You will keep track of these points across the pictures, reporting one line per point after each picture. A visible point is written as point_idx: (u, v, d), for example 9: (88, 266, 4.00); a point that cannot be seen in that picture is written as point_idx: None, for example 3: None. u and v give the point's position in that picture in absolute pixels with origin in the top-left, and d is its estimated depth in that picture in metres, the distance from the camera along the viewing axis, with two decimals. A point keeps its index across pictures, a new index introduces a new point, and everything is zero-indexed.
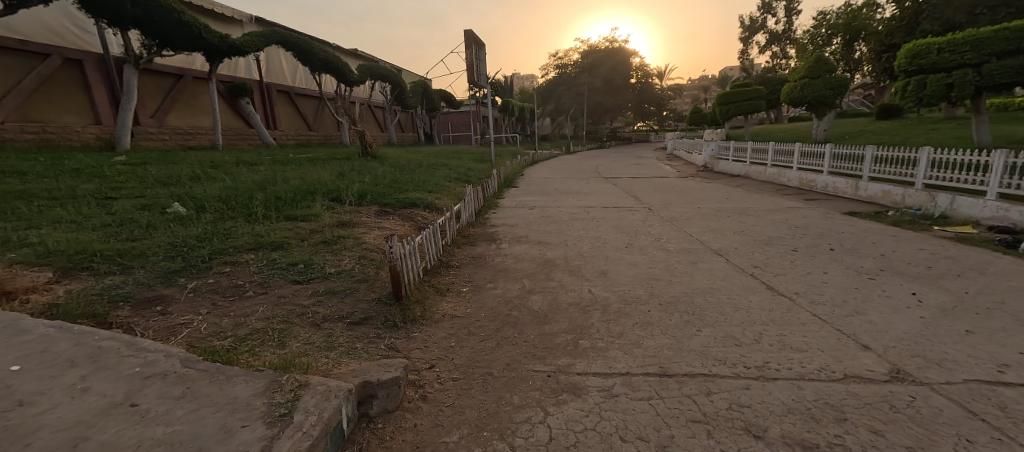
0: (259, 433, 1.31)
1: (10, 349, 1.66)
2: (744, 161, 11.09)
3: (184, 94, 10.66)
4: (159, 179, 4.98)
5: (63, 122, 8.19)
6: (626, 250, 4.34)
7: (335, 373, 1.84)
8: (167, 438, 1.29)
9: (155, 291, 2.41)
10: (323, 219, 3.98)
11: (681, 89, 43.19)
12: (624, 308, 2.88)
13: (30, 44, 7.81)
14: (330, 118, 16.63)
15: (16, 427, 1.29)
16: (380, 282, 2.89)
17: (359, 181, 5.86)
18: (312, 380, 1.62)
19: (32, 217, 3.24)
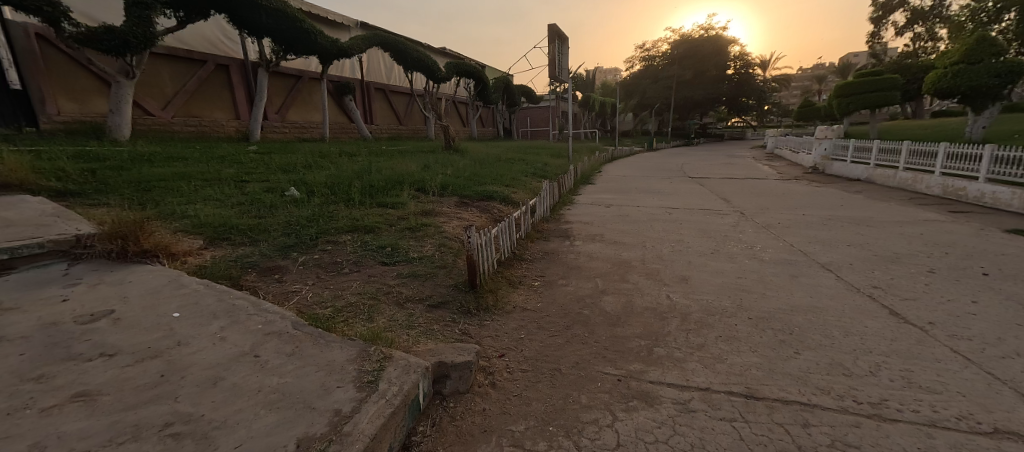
0: (350, 394, 1.49)
1: (170, 300, 2.04)
2: (867, 164, 9.74)
3: (302, 93, 11.99)
4: (280, 166, 5.72)
5: (214, 117, 9.70)
6: (711, 256, 4.09)
7: (413, 349, 2.02)
8: (279, 387, 1.50)
9: (274, 261, 2.79)
10: (408, 207, 4.29)
11: (788, 81, 38.89)
12: (706, 318, 2.74)
13: (194, 53, 9.26)
14: (419, 114, 17.65)
15: (175, 361, 1.60)
16: (456, 269, 3.06)
17: (442, 173, 6.18)
18: (394, 354, 1.79)
19: (189, 194, 3.92)
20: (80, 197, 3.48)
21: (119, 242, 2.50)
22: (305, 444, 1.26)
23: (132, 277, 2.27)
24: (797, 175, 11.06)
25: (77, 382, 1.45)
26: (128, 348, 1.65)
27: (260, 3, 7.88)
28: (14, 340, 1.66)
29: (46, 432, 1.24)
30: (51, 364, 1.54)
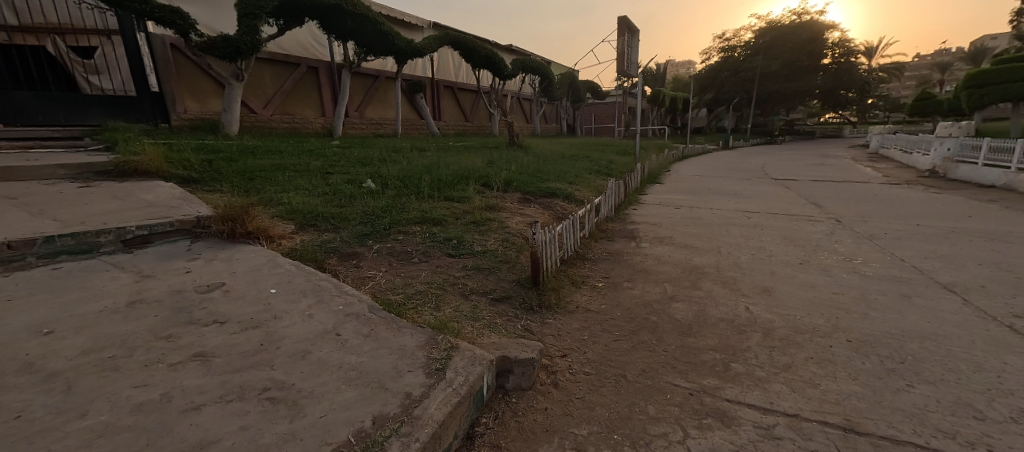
0: (420, 380, 1.54)
1: (267, 278, 2.27)
2: (1004, 167, 8.25)
3: (380, 92, 12.74)
4: (359, 159, 6.15)
5: (305, 115, 10.69)
6: (798, 267, 3.71)
7: (478, 341, 2.06)
8: (358, 366, 1.59)
9: (353, 248, 3.00)
10: (473, 201, 4.39)
11: (901, 69, 34.06)
12: (793, 336, 2.49)
13: (290, 57, 10.24)
14: (486, 110, 17.96)
15: (272, 332, 1.78)
16: (519, 265, 3.08)
17: (506, 169, 6.24)
18: (460, 345, 1.82)
19: (283, 183, 4.35)
20: (198, 184, 4.01)
21: (229, 224, 2.82)
22: (379, 422, 1.32)
23: (239, 255, 2.56)
24: (907, 179, 9.67)
25: (194, 344, 1.65)
26: (234, 318, 1.86)
27: (345, 9, 8.46)
28: (149, 303, 1.93)
29: (174, 384, 1.42)
30: (178, 327, 1.76)
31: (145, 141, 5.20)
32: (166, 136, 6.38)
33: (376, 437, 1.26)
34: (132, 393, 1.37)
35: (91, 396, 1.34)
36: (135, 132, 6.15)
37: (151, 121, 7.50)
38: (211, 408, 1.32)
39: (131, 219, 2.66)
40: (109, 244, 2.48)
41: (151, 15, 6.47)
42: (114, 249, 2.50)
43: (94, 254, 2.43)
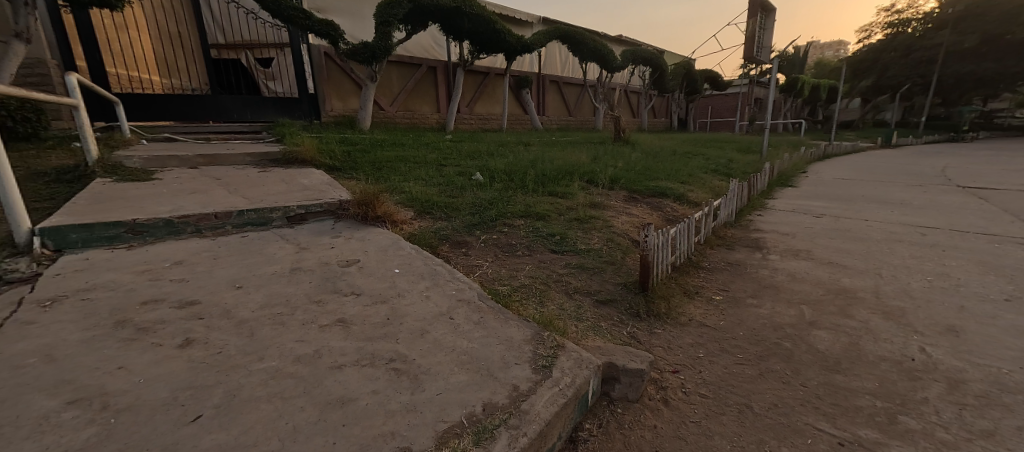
0: (526, 374, 1.52)
1: (394, 257, 2.36)
2: None
3: (488, 88, 13.22)
4: (470, 153, 6.44)
5: (423, 111, 11.65)
6: (1002, 304, 2.88)
7: (584, 342, 1.92)
8: (470, 352, 1.60)
9: (462, 236, 3.05)
10: (577, 198, 4.19)
11: None
12: (996, 395, 1.94)
13: (414, 59, 11.13)
14: (590, 104, 17.50)
15: (397, 308, 1.82)
16: (625, 268, 2.83)
17: (609, 165, 5.96)
18: (566, 344, 1.76)
19: (405, 173, 4.73)
20: (338, 172, 4.59)
21: (363, 208, 2.98)
22: (488, 409, 1.34)
23: (371, 235, 2.69)
24: None
25: (338, 310, 1.78)
26: (367, 290, 1.96)
27: (463, 11, 8.91)
28: (306, 270, 2.14)
29: (323, 345, 1.54)
30: (324, 293, 1.92)
31: (304, 135, 6.12)
32: (318, 131, 7.42)
33: (486, 424, 1.29)
34: (295, 347, 1.51)
35: (262, 346, 1.51)
36: (295, 127, 7.28)
37: (309, 119, 8.81)
38: (348, 370, 1.43)
39: (291, 199, 2.96)
40: (278, 220, 2.80)
41: (310, 28, 7.43)
42: (281, 224, 2.82)
43: (265, 227, 2.76)
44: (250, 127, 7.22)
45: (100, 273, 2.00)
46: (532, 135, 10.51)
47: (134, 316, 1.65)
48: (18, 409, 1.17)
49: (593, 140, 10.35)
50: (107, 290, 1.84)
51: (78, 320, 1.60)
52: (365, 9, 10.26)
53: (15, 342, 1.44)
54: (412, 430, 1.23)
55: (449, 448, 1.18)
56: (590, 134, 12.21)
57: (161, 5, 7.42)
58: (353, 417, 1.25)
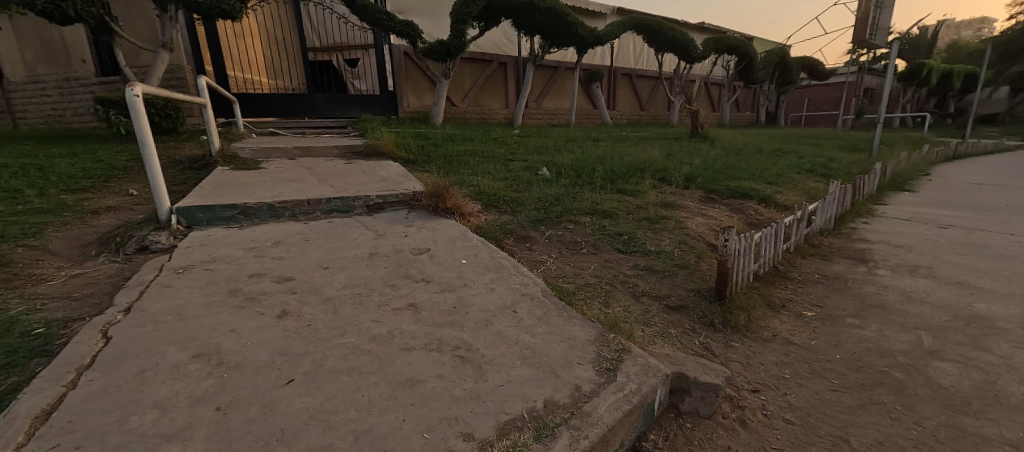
0: (590, 375, 1.48)
1: (462, 248, 2.42)
2: None
3: (558, 83, 13.02)
4: (537, 148, 6.37)
5: (492, 107, 11.78)
6: None
7: (651, 350, 1.78)
8: (532, 347, 1.59)
9: (527, 231, 2.93)
10: (647, 196, 3.90)
11: None
12: None
13: (485, 55, 11.28)
14: (664, 98, 16.55)
15: (464, 298, 1.87)
16: (700, 272, 2.45)
17: (683, 162, 5.54)
18: (634, 348, 1.69)
19: (474, 168, 4.80)
20: (414, 165, 4.80)
21: (434, 200, 3.07)
22: (550, 407, 1.32)
23: (441, 226, 2.79)
24: None
25: (409, 295, 1.87)
26: (436, 278, 2.04)
27: (536, 5, 8.86)
28: (382, 256, 2.28)
29: (396, 327, 1.62)
30: (397, 278, 2.03)
31: (384, 130, 6.50)
32: (398, 126, 7.83)
33: (547, 421, 1.26)
34: (371, 326, 1.62)
35: (343, 322, 1.63)
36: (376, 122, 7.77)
37: (389, 114, 9.17)
38: (416, 353, 1.50)
39: (372, 190, 3.17)
40: (359, 208, 3.01)
41: (392, 29, 7.82)
42: (362, 212, 3.03)
43: (348, 214, 2.98)
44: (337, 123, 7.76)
45: (216, 248, 2.29)
46: (601, 131, 10.20)
47: (242, 286, 1.88)
48: (152, 357, 1.38)
49: (668, 135, 9.78)
50: (221, 263, 2.11)
51: (200, 286, 1.86)
52: (442, 9, 10.62)
53: (156, 301, 1.72)
54: (475, 418, 1.25)
55: (509, 440, 1.18)
56: (667, 130, 11.60)
57: (269, 15, 8.39)
58: (421, 398, 1.30)
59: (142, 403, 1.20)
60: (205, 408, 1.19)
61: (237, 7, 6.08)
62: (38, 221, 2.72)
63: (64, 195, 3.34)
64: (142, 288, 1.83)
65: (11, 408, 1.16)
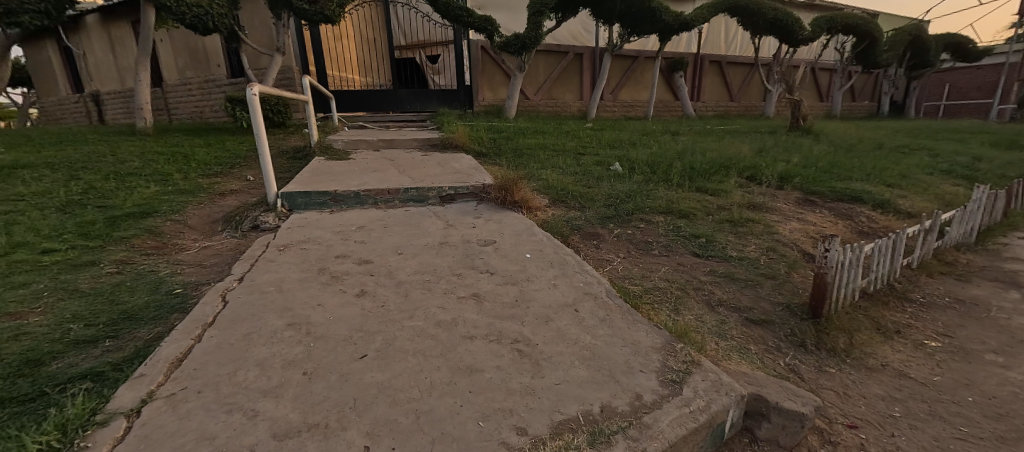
0: (653, 385, 1.36)
1: (526, 242, 2.44)
2: None
3: (637, 72, 12.27)
4: (609, 142, 6.13)
5: (565, 99, 11.50)
6: None
7: (724, 366, 1.54)
8: (592, 349, 1.53)
9: (595, 228, 2.86)
10: (732, 196, 3.55)
11: None
12: None
13: (561, 46, 11.01)
14: (759, 86, 14.87)
15: (526, 294, 1.88)
16: (791, 285, 2.15)
17: (776, 159, 4.94)
18: (704, 362, 1.51)
19: (543, 161, 4.77)
20: (484, 157, 4.91)
21: (503, 193, 3.13)
22: (607, 413, 1.24)
23: (508, 219, 2.84)
24: None
25: (473, 285, 1.94)
26: (500, 271, 2.08)
27: None
28: (451, 245, 2.39)
29: (459, 315, 1.70)
30: (463, 268, 2.11)
31: (458, 123, 6.69)
32: (472, 120, 8.05)
33: (604, 427, 1.19)
34: (437, 312, 1.71)
35: (412, 307, 1.75)
36: (452, 116, 8.06)
37: (465, 107, 9.67)
38: (477, 342, 1.54)
39: (445, 181, 3.31)
40: (433, 198, 3.18)
41: (471, 24, 7.99)
42: (435, 202, 3.19)
43: (422, 204, 3.16)
44: (417, 116, 8.23)
45: (310, 230, 2.57)
46: (684, 123, 9.51)
47: (329, 266, 2.09)
48: (256, 323, 1.61)
49: (763, 128, 8.82)
50: (313, 243, 2.36)
51: (297, 263, 2.11)
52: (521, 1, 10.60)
53: (262, 273, 2.00)
54: (530, 413, 1.23)
55: (562, 441, 1.13)
56: (766, 122, 10.45)
57: (362, 17, 9.10)
58: (479, 387, 1.32)
59: (247, 361, 1.40)
60: (294, 372, 1.36)
61: (338, 12, 6.69)
62: (180, 200, 3.30)
63: (200, 178, 3.99)
64: (252, 261, 2.14)
65: (157, 353, 1.44)
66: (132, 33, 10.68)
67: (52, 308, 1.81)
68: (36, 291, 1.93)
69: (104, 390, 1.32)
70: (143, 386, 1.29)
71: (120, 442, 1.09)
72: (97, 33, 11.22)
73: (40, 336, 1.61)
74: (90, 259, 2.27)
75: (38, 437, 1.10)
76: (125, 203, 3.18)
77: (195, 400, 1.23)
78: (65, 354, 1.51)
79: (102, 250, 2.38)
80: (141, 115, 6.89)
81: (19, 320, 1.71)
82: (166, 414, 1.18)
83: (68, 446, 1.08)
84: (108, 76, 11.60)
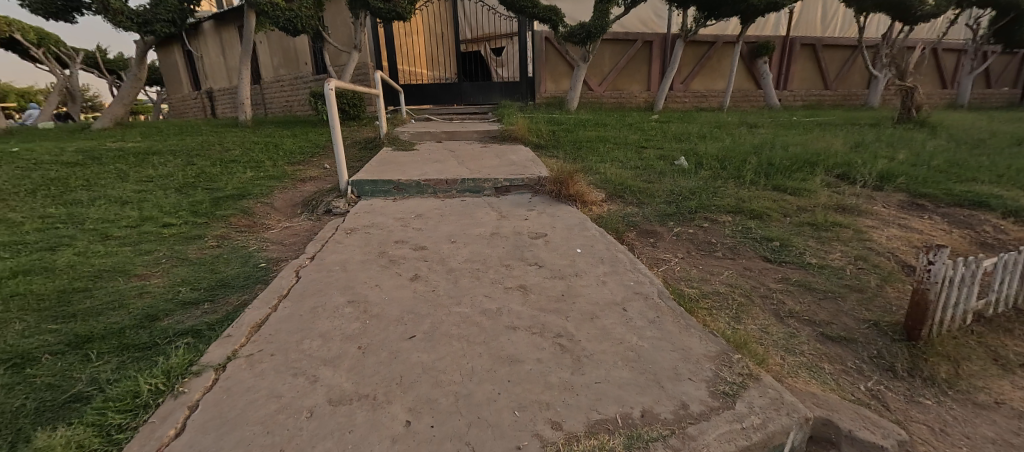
0: (701, 394, 1.21)
1: (578, 237, 2.40)
2: None
3: (713, 59, 11.36)
4: (677, 134, 5.75)
5: (631, 90, 10.94)
6: None
7: (788, 384, 1.33)
8: (637, 350, 1.43)
9: (653, 225, 2.73)
10: (817, 196, 3.16)
11: None
12: None
13: (629, 34, 10.49)
14: (863, 71, 13.01)
15: (572, 290, 1.84)
16: (883, 301, 1.85)
17: (874, 155, 4.30)
18: (763, 376, 1.31)
19: (602, 155, 4.62)
20: (542, 149, 4.87)
21: (557, 186, 3.08)
22: (648, 419, 1.12)
23: (561, 213, 2.80)
24: None
25: (521, 277, 1.95)
26: (548, 264, 2.07)
27: None
28: (502, 236, 2.42)
29: (505, 305, 1.72)
30: (511, 259, 2.12)
31: (519, 115, 6.69)
32: (531, 111, 8.02)
33: (643, 433, 1.08)
34: (483, 301, 1.75)
35: (461, 293, 1.81)
36: (513, 108, 8.10)
37: (526, 100, 9.75)
38: (520, 333, 1.53)
39: (501, 173, 3.35)
40: (488, 189, 3.24)
41: (536, 16, 7.90)
42: (490, 193, 3.25)
43: (478, 195, 3.23)
44: (478, 109, 8.45)
45: (374, 216, 2.75)
46: (767, 115, 8.64)
47: (388, 250, 2.23)
48: (323, 298, 1.76)
49: (863, 120, 7.74)
50: (377, 229, 2.53)
51: (360, 246, 2.28)
52: None
53: (330, 253, 2.19)
54: (565, 409, 1.17)
55: (596, 441, 1.05)
56: (873, 113, 9.14)
57: (432, 13, 9.49)
58: (518, 377, 1.30)
59: (313, 331, 1.55)
60: (350, 345, 1.46)
61: (408, 9, 7.04)
62: (269, 185, 3.71)
63: (286, 165, 4.44)
64: (322, 242, 2.35)
65: (242, 317, 1.65)
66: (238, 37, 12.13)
67: (167, 273, 2.15)
68: (157, 258, 2.31)
69: (201, 344, 1.54)
70: (229, 344, 1.48)
71: (209, 391, 1.26)
72: (212, 38, 12.92)
73: (158, 296, 1.92)
74: (197, 233, 2.65)
75: (150, 380, 1.31)
76: (226, 185, 3.66)
77: (268, 361, 1.39)
78: (174, 311, 1.79)
79: (207, 226, 2.77)
80: (244, 110, 7.79)
81: (143, 282, 2.05)
82: (245, 371, 1.34)
83: (171, 388, 1.28)
84: (220, 76, 13.31)
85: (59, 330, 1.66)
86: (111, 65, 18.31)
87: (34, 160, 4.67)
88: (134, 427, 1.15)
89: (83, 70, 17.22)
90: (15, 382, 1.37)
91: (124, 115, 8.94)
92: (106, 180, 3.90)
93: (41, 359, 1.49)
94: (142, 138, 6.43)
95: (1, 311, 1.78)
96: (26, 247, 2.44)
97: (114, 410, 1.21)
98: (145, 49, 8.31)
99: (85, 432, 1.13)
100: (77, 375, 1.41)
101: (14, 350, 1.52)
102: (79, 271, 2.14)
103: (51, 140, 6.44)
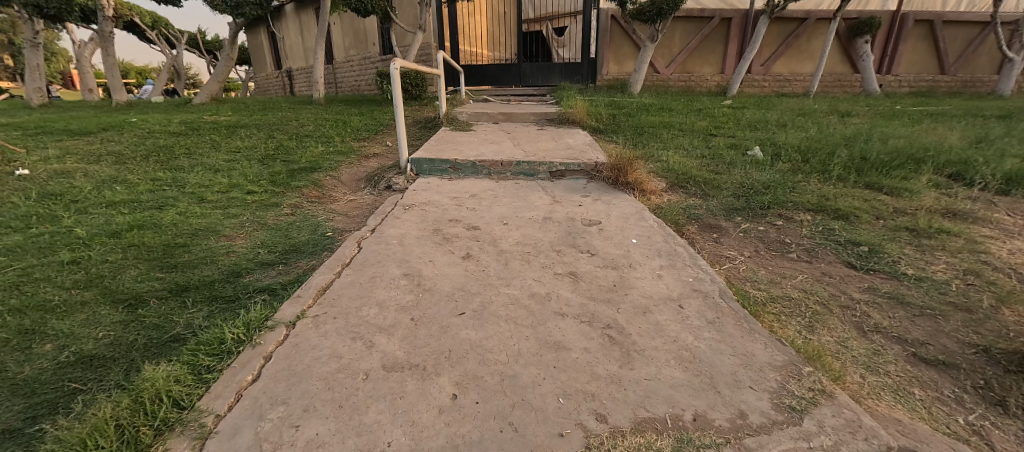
0: (763, 406, 1.12)
1: (634, 227, 2.30)
2: None
3: (802, 39, 10.28)
4: (751, 121, 5.32)
5: (703, 73, 10.25)
6: None
7: (867, 406, 1.19)
8: (689, 348, 1.36)
9: (717, 220, 2.56)
10: (921, 198, 2.78)
11: None
12: None
13: (706, 11, 9.75)
14: (996, 53, 11.10)
15: (627, 281, 1.78)
16: (997, 324, 1.59)
17: (997, 152, 3.69)
18: (841, 394, 1.17)
19: (666, 141, 4.39)
20: (603, 133, 4.73)
21: (616, 173, 2.99)
22: (701, 424, 1.06)
23: (618, 201, 2.71)
24: None
25: (572, 263, 1.92)
26: (602, 253, 2.01)
27: None
28: (555, 221, 2.39)
29: (554, 290, 1.70)
30: (561, 246, 2.08)
31: (579, 98, 6.52)
32: (592, 94, 7.79)
33: (694, 438, 1.02)
34: (532, 284, 1.75)
35: (511, 275, 1.82)
36: (573, 90, 7.91)
37: (587, 82, 9.49)
38: (568, 321, 1.50)
39: (557, 157, 3.29)
40: (543, 173, 3.20)
41: None
42: (545, 177, 3.21)
43: (532, 178, 3.20)
44: (537, 91, 8.36)
45: (431, 194, 2.83)
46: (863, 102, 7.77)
47: (443, 228, 2.29)
48: (381, 269, 1.85)
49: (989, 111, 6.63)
50: (432, 207, 2.60)
51: (416, 222, 2.35)
52: None
53: (389, 227, 2.29)
54: (613, 403, 1.13)
55: (642, 438, 1.01)
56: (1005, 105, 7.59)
57: None
58: (564, 364, 1.28)
59: (371, 299, 1.63)
60: (404, 316, 1.52)
61: None
62: (337, 159, 3.94)
63: (353, 142, 4.69)
64: (383, 216, 2.46)
65: (311, 280, 1.77)
66: (315, 19, 12.82)
67: (250, 235, 2.36)
68: (241, 221, 2.54)
69: (275, 303, 1.67)
70: (299, 305, 1.59)
71: (281, 344, 1.37)
72: (292, 21, 13.81)
73: (242, 255, 2.12)
74: (275, 201, 2.88)
75: (232, 329, 1.43)
76: (300, 159, 3.94)
77: (332, 324, 1.48)
78: (255, 270, 1.97)
79: (284, 195, 3.00)
80: (316, 88, 8.25)
81: (231, 242, 2.27)
82: (311, 331, 1.44)
83: (249, 339, 1.40)
84: (298, 55, 14.23)
85: (164, 278, 1.89)
86: (209, 46, 20.28)
87: (146, 130, 5.29)
88: (219, 370, 1.27)
89: (187, 51, 19.28)
90: (129, 319, 1.58)
91: (218, 91, 9.86)
92: (202, 149, 4.34)
93: (149, 302, 1.70)
94: (232, 113, 7.07)
95: (121, 258, 2.07)
96: (141, 205, 2.79)
97: (204, 352, 1.34)
98: (237, 30, 9.07)
99: (181, 369, 1.26)
100: (176, 319, 1.59)
101: (130, 291, 1.76)
102: (180, 228, 2.42)
103: (160, 113, 7.27)
